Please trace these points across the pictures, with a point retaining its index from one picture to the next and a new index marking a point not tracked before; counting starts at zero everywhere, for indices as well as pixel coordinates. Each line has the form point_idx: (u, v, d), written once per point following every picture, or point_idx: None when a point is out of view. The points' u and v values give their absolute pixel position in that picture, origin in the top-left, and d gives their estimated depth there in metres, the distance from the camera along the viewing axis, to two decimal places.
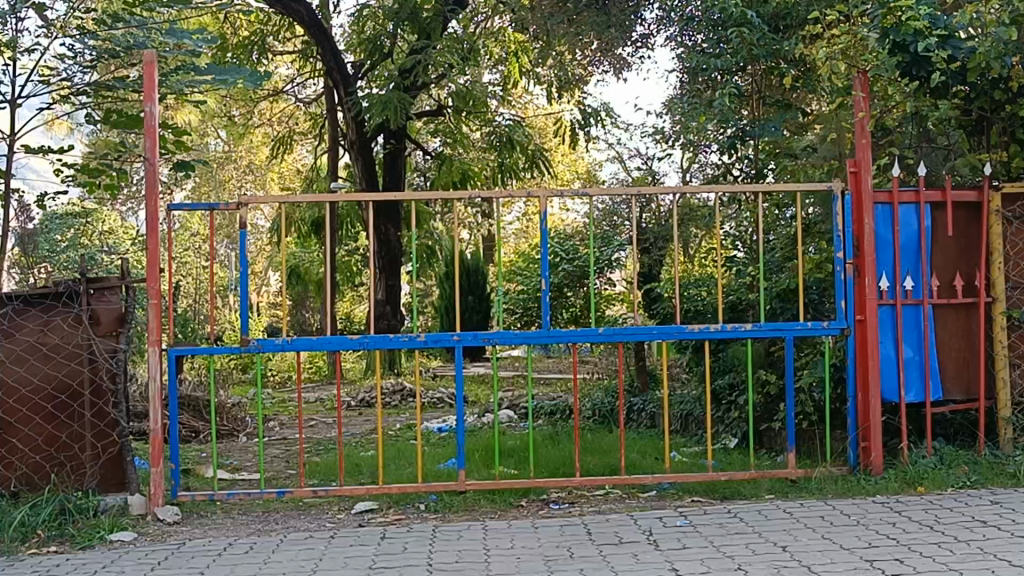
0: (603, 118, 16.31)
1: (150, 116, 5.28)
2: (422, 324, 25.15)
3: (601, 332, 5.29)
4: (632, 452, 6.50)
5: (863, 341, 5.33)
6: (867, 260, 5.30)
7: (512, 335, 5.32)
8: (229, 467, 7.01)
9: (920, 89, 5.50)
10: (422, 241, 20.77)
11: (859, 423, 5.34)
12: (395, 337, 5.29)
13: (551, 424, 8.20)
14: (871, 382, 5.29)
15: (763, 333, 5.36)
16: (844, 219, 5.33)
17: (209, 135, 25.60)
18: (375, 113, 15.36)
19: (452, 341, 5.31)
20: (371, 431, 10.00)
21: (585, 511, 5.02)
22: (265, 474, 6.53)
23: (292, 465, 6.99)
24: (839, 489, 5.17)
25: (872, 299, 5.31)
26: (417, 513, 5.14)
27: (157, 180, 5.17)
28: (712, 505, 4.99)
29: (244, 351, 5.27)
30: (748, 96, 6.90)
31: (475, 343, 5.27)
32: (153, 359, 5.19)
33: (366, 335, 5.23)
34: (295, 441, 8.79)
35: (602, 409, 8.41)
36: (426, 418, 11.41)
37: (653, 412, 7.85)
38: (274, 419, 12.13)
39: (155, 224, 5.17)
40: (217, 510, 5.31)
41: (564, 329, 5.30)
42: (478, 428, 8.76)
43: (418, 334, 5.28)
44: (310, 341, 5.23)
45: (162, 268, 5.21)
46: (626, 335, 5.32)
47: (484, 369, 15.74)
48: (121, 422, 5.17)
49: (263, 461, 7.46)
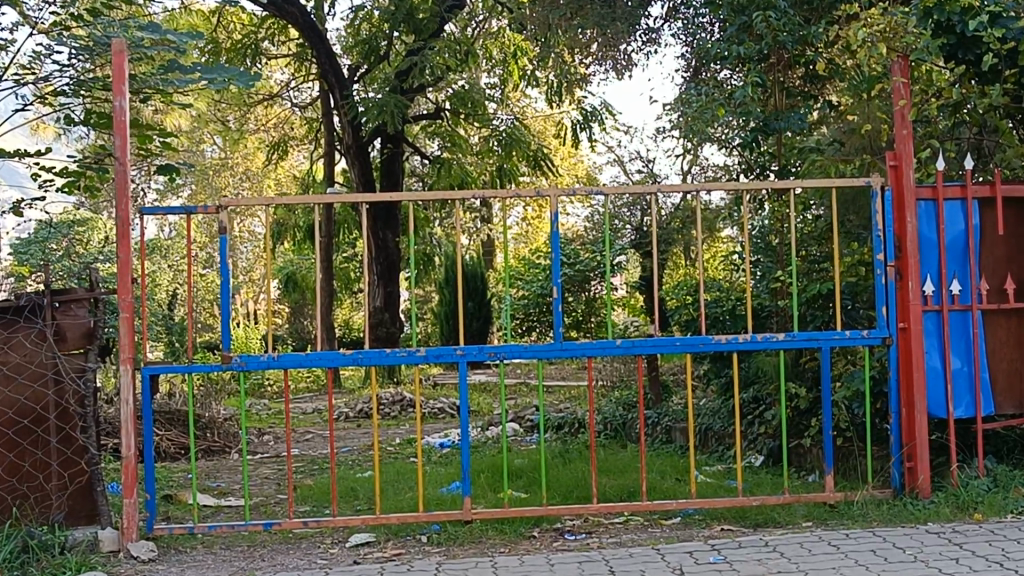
0: (604, 118, 15.91)
1: (120, 111, 4.79)
2: (421, 330, 24.77)
3: (620, 345, 4.83)
4: (651, 471, 6.02)
5: (906, 351, 4.87)
6: (910, 262, 4.84)
7: (520, 348, 4.84)
8: (217, 491, 6.55)
9: (967, 73, 5.06)
10: (420, 247, 20.35)
11: (902, 442, 4.88)
12: (393, 352, 4.81)
13: (561, 439, 7.72)
14: (916, 397, 4.82)
15: (797, 343, 4.89)
16: (884, 217, 4.87)
17: (204, 141, 25.15)
18: (372, 118, 14.91)
19: (455, 355, 4.83)
20: (369, 447, 9.53)
21: (604, 543, 4.54)
22: (253, 499, 6.02)
23: (285, 487, 6.53)
24: (884, 515, 4.68)
25: (916, 305, 4.85)
26: (419, 546, 4.65)
27: (128, 182, 4.70)
28: (745, 536, 4.50)
29: (226, 368, 4.77)
30: (769, 87, 6.43)
31: (482, 358, 4.80)
32: (126, 379, 4.72)
33: (360, 352, 4.75)
34: (287, 459, 8.31)
35: (615, 424, 7.94)
36: (426, 431, 10.96)
37: (671, 426, 7.37)
38: (268, 432, 11.68)
39: (126, 231, 4.71)
40: (197, 544, 4.82)
41: (579, 343, 4.83)
42: (483, 444, 8.29)
43: (418, 348, 4.80)
44: (298, 358, 4.75)
45: (135, 278, 4.73)
46: (649, 348, 4.84)
47: (487, 377, 15.28)
48: (91, 448, 4.73)
49: (254, 482, 7.02)
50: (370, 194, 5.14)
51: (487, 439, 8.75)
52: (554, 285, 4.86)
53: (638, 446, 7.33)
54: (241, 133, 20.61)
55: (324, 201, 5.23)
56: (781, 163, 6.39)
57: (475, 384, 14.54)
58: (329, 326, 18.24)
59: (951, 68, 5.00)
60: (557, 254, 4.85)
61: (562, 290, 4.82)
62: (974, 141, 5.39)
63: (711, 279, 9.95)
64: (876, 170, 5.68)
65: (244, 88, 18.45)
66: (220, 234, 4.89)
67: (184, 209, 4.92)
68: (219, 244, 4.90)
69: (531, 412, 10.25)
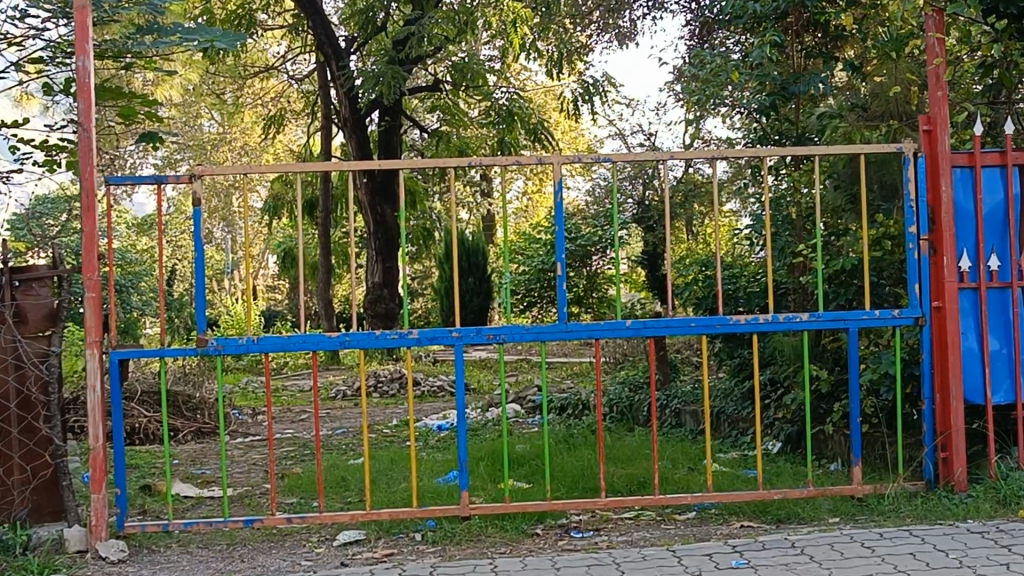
0: (606, 91, 15.50)
1: (83, 72, 4.37)
2: (420, 306, 24.43)
3: (630, 326, 4.46)
4: (661, 458, 5.66)
5: (941, 332, 4.49)
6: (944, 235, 4.45)
7: (520, 330, 4.45)
8: (200, 479, 6.17)
9: (1006, 29, 4.62)
10: (418, 222, 19.97)
11: (936, 430, 4.52)
12: (383, 334, 4.42)
13: (565, 422, 7.36)
14: (951, 381, 4.45)
15: (822, 323, 4.51)
16: (916, 186, 4.48)
17: (200, 115, 24.69)
18: (370, 90, 14.50)
19: (450, 338, 4.44)
20: (364, 428, 9.17)
21: (614, 542, 4.17)
22: (237, 490, 5.64)
23: (272, 475, 6.16)
24: (918, 511, 4.32)
25: (952, 282, 4.47)
26: (412, 545, 4.27)
27: (92, 150, 4.31)
28: (769, 534, 4.14)
29: (200, 353, 4.37)
30: (786, 46, 6.04)
31: (480, 342, 4.43)
32: (91, 364, 4.33)
33: (350, 334, 4.37)
34: (279, 443, 7.95)
35: (621, 404, 7.56)
36: (425, 411, 10.62)
37: (680, 408, 7.00)
38: (262, 413, 11.32)
39: (90, 202, 4.33)
40: (172, 544, 4.45)
41: (585, 324, 4.46)
42: (482, 426, 7.93)
43: (410, 330, 4.42)
44: (279, 341, 4.37)
45: (100, 255, 4.34)
46: (662, 330, 4.46)
47: (487, 354, 14.94)
48: (56, 440, 4.35)
49: (240, 468, 6.65)
50: (360, 163, 4.74)
51: (487, 421, 8.38)
52: (557, 259, 4.47)
53: (646, 429, 6.95)
54: (237, 106, 20.16)
55: (306, 169, 4.83)
56: (798, 130, 6.00)
57: (474, 360, 14.19)
58: (327, 302, 17.86)
59: (989, 24, 4.59)
60: (563, 225, 4.46)
61: (566, 265, 4.45)
62: (1013, 106, 4.98)
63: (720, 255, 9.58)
64: (904, 137, 5.29)
65: (238, 59, 17.99)
66: (193, 205, 4.50)
67: (157, 180, 4.53)
68: (192, 214, 4.52)
69: (534, 391, 9.90)
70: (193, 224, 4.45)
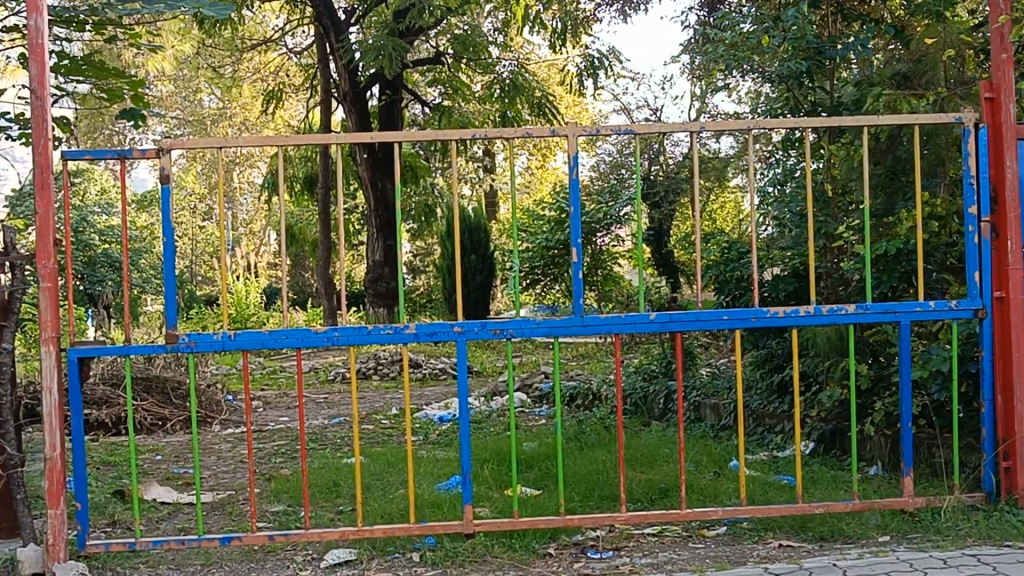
0: (611, 65, 14.95)
1: (36, 31, 3.81)
2: (421, 284, 24.03)
3: (654, 320, 3.97)
4: (684, 461, 5.18)
5: (1003, 326, 4.00)
6: (1009, 216, 3.95)
7: (531, 325, 3.95)
8: (182, 481, 5.70)
9: None
10: (418, 199, 19.51)
11: (998, 437, 4.03)
12: (376, 329, 3.92)
13: (576, 415, 6.88)
14: (1016, 380, 3.95)
15: (871, 315, 4.01)
16: (977, 160, 3.99)
17: (200, 89, 24.17)
18: (370, 62, 13.97)
19: (451, 333, 3.95)
20: (363, 416, 8.71)
21: (639, 566, 3.69)
22: (221, 496, 5.16)
23: (259, 476, 5.69)
24: (980, 529, 3.84)
25: (1017, 269, 3.97)
26: (409, 568, 3.78)
27: (44, 123, 3.79)
28: (813, 557, 3.66)
29: (169, 351, 3.87)
30: (822, 6, 5.52)
31: (486, 337, 3.94)
32: (46, 363, 3.83)
33: (338, 329, 3.88)
34: (272, 437, 7.49)
35: (635, 395, 7.06)
36: (427, 397, 10.17)
37: (699, 401, 6.51)
38: (259, 399, 10.88)
39: (45, 183, 3.81)
40: (140, 565, 3.96)
41: (603, 318, 3.96)
42: (487, 419, 7.46)
43: (407, 324, 3.93)
44: (260, 338, 3.88)
45: (57, 240, 3.83)
46: (689, 323, 3.98)
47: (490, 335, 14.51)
48: (8, 449, 3.87)
49: (227, 467, 6.17)
50: (349, 134, 4.25)
51: (493, 412, 7.90)
52: (572, 244, 3.97)
53: (664, 424, 6.46)
54: (234, 79, 19.64)
55: (281, 143, 4.31)
56: (834, 99, 5.49)
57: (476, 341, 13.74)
58: (327, 281, 17.40)
59: None
60: (578, 203, 3.96)
61: (582, 256, 3.96)
62: None
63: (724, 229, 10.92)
64: (955, 106, 4.78)
65: (235, 32, 17.47)
66: (164, 183, 3.99)
67: (120, 153, 3.99)
68: (161, 192, 4.01)
69: (540, 375, 9.44)
70: (161, 203, 3.93)
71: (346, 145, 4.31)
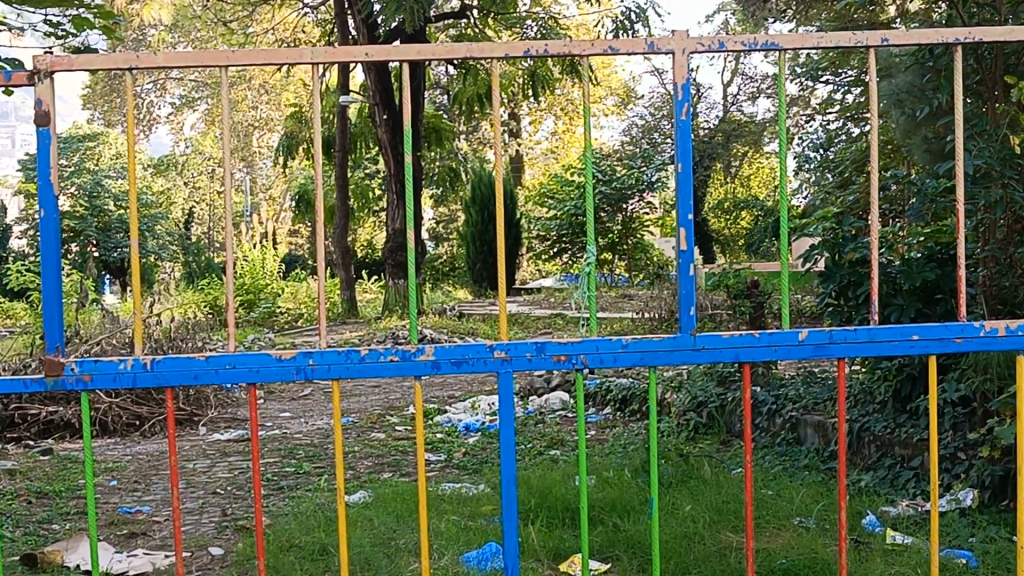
0: (656, 14, 13.34)
1: None
2: (444, 253, 22.89)
3: (804, 342, 2.56)
4: (808, 518, 3.81)
5: None
6: None
7: (617, 353, 2.54)
8: (125, 529, 4.33)
9: None
10: (442, 164, 18.25)
11: None
12: (376, 358, 2.53)
13: (637, 435, 5.54)
14: None
15: None
16: None
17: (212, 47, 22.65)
18: (389, 15, 12.42)
19: (491, 360, 2.54)
20: (379, 419, 7.38)
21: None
22: (172, 562, 3.78)
23: (230, 525, 4.31)
24: None
25: None
26: None
27: None
28: None
29: (53, 387, 2.49)
30: None
31: (543, 368, 2.53)
32: None
33: (314, 354, 2.50)
34: (263, 452, 6.13)
35: (707, 405, 5.68)
36: (452, 389, 8.86)
37: (797, 418, 5.14)
38: (262, 387, 9.53)
39: None
40: None
41: (725, 339, 2.56)
42: (526, 430, 6.11)
43: (426, 349, 2.53)
44: (192, 366, 2.49)
45: None
46: (858, 346, 2.57)
47: (525, 325, 13.25)
48: None
49: (197, 503, 4.80)
50: (333, 48, 2.48)
51: (532, 419, 6.50)
52: (681, 222, 2.53)
53: (753, 448, 5.09)
54: (247, 37, 18.13)
55: (218, 64, 2.52)
56: None
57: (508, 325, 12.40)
58: (344, 254, 16.51)
59: None
60: (690, 158, 2.53)
61: (695, 244, 2.53)
62: None
63: (753, 194, 18.17)
64: None
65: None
66: (42, 128, 2.46)
67: None
68: (34, 138, 2.47)
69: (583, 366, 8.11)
70: (35, 160, 2.48)
71: (326, 67, 2.53)
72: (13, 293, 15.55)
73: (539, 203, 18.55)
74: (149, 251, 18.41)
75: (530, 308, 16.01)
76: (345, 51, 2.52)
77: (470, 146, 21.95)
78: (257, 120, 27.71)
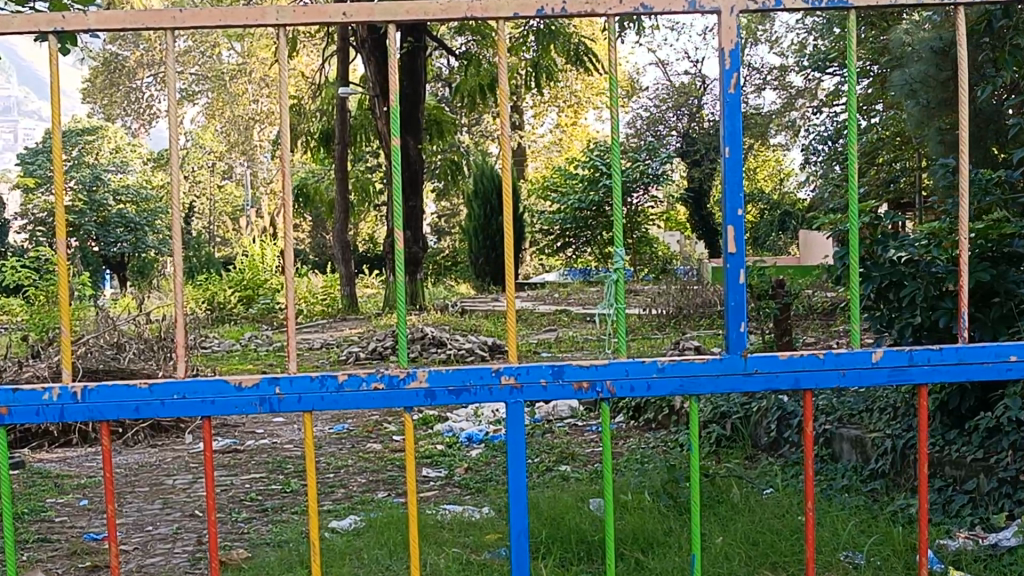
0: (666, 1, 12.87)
1: None
2: (446, 246, 22.50)
3: (878, 365, 2.11)
4: (859, 553, 3.34)
5: None
6: None
7: (649, 376, 2.09)
8: (88, 561, 3.86)
9: None
10: (443, 156, 17.80)
11: None
12: (363, 385, 2.07)
13: (655, 449, 5.08)
14: None
15: None
16: None
17: None
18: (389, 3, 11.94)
19: (498, 387, 2.09)
20: (376, 425, 6.93)
21: None
22: None
23: (205, 556, 3.84)
24: None
25: None
26: None
27: None
28: None
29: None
30: None
31: (564, 398, 2.07)
32: None
33: (281, 381, 2.05)
34: (251, 465, 5.68)
35: (731, 416, 5.22)
36: None
37: (832, 430, 4.69)
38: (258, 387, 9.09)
39: None
40: None
41: (783, 361, 2.11)
42: (535, 442, 5.65)
43: (422, 374, 2.08)
44: (133, 397, 2.03)
45: None
46: (944, 370, 2.12)
47: (529, 322, 12.86)
48: None
49: (171, 527, 4.33)
50: (304, 6, 2.01)
51: (540, 428, 6.05)
52: (729, 216, 2.07)
53: (784, 464, 4.63)
54: None
55: (164, 27, 2.04)
56: None
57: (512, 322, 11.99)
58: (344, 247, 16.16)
59: None
60: (741, 140, 2.08)
61: (747, 244, 2.07)
62: None
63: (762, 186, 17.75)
64: None
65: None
66: None
67: None
68: None
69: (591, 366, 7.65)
70: None
71: (294, 29, 2.05)
72: (9, 289, 15.16)
73: (542, 195, 18.13)
74: (149, 245, 18.00)
75: (536, 304, 15.63)
76: (319, 10, 2.04)
77: (472, 138, 21.52)
78: (258, 112, 27.29)
